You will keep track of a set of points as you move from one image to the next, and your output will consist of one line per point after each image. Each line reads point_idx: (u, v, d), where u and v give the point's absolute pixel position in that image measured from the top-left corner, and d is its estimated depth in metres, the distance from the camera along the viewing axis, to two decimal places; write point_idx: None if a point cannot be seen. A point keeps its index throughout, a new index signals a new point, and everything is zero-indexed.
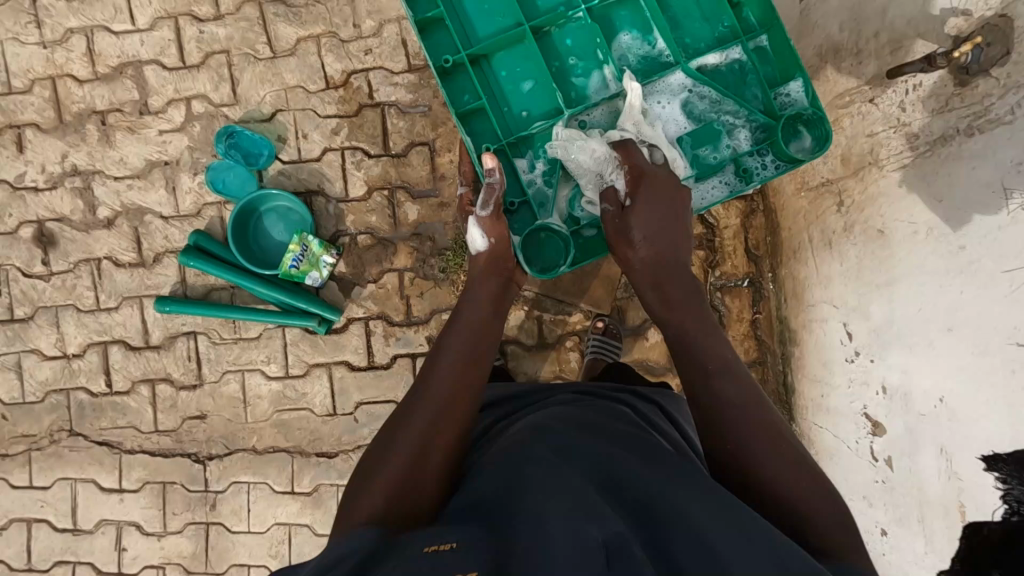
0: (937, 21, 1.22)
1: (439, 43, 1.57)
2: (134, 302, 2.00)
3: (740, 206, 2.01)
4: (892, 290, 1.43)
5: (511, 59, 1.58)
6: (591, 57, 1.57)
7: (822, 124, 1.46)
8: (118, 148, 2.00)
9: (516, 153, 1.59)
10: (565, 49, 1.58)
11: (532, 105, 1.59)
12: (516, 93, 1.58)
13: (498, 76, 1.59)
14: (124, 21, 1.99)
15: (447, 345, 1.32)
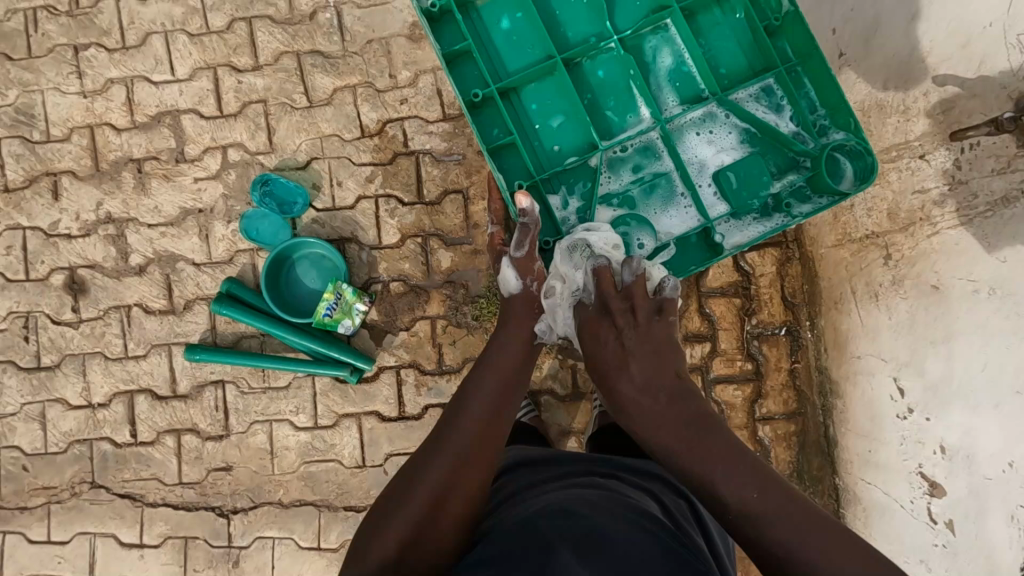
0: (994, 83, 1.34)
1: (467, 79, 1.55)
2: (163, 349, 1.98)
3: (776, 254, 1.90)
4: (952, 347, 1.45)
5: (540, 91, 1.57)
6: (626, 88, 1.57)
7: (864, 157, 1.41)
8: (153, 195, 2.00)
9: (550, 188, 1.57)
10: (596, 82, 1.58)
11: (564, 139, 1.57)
12: (546, 126, 1.57)
13: (528, 111, 1.57)
14: (164, 72, 2.02)
15: (477, 384, 1.29)
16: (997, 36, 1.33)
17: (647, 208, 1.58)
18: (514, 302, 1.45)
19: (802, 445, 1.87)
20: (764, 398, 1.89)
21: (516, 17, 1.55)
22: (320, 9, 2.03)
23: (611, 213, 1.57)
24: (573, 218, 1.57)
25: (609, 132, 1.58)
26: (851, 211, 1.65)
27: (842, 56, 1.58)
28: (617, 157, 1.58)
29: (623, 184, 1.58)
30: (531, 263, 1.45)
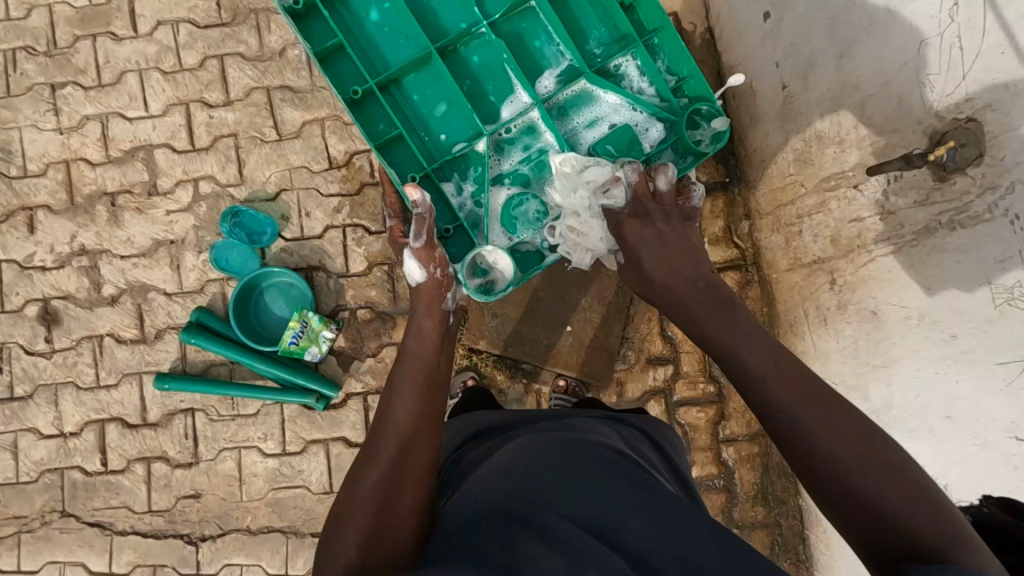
0: (913, 120, 1.27)
1: (347, 75, 1.60)
2: (134, 378, 2.01)
3: (736, 277, 2.05)
4: (890, 371, 1.43)
5: (420, 81, 1.62)
6: (500, 72, 1.63)
7: (719, 118, 1.61)
8: (125, 228, 2.05)
9: (438, 178, 1.64)
10: (474, 68, 1.64)
11: (450, 127, 1.64)
12: (432, 116, 1.63)
13: (412, 101, 1.63)
14: (138, 108, 2.08)
15: (404, 376, 1.30)
16: (911, 75, 1.26)
17: (537, 185, 1.67)
18: (420, 294, 1.48)
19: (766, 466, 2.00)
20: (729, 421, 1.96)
21: (386, 9, 1.59)
22: (289, 46, 2.10)
23: (501, 194, 1.66)
24: (468, 203, 1.66)
25: (491, 113, 1.64)
26: (800, 237, 1.73)
27: (785, 88, 1.69)
28: (501, 141, 1.65)
29: (511, 164, 1.66)
30: (431, 251, 1.50)
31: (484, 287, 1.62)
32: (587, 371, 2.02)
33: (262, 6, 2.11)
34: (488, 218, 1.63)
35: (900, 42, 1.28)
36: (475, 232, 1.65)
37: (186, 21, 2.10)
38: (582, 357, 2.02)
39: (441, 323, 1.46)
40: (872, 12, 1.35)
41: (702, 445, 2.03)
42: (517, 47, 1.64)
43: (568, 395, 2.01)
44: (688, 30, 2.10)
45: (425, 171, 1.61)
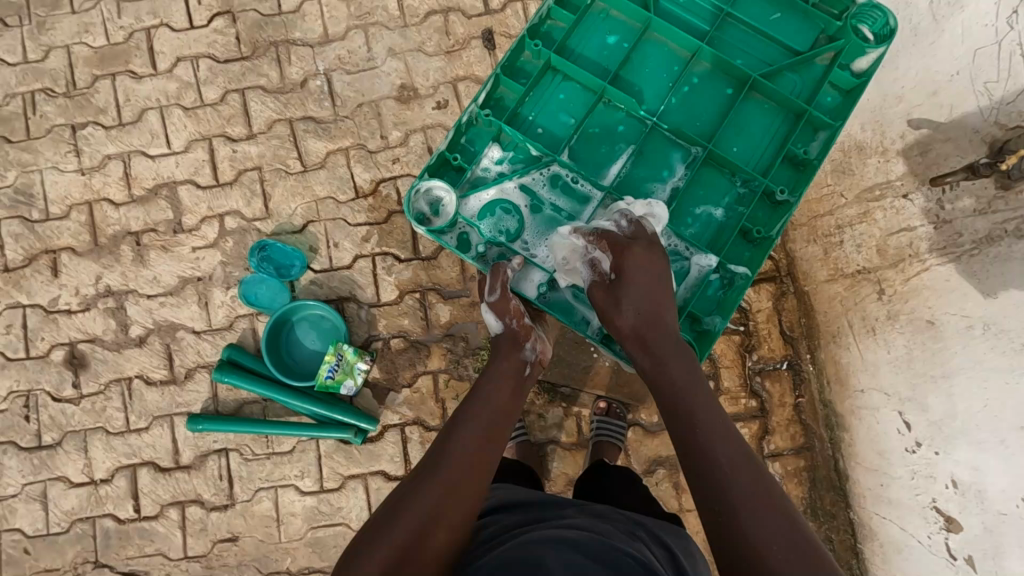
0: (967, 128, 1.59)
1: (547, 32, 1.71)
2: (165, 421, 1.97)
3: (771, 288, 1.85)
4: (949, 383, 1.59)
5: (571, 95, 1.70)
6: (611, 149, 1.68)
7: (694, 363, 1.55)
8: (151, 266, 2.02)
9: (499, 139, 1.69)
10: (612, 132, 1.68)
11: (548, 134, 1.69)
12: (549, 114, 1.70)
13: (554, 88, 1.70)
14: (160, 145, 2.07)
15: (472, 411, 1.30)
16: (964, 82, 1.59)
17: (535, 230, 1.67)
18: (496, 341, 1.54)
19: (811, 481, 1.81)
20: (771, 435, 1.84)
21: (621, 41, 1.70)
22: (310, 77, 2.10)
23: (513, 196, 1.68)
24: (491, 172, 1.70)
25: (581, 166, 1.68)
26: (840, 248, 1.74)
27: None
28: (554, 175, 1.67)
29: (548, 198, 1.67)
30: (507, 302, 1.56)
31: (422, 207, 1.69)
32: (627, 392, 1.99)
33: (282, 38, 2.11)
34: (487, 191, 1.67)
35: (949, 53, 1.61)
36: (465, 184, 1.69)
37: (205, 56, 2.10)
38: (622, 378, 1.99)
39: (511, 370, 1.44)
40: (915, 22, 1.65)
41: None
42: (644, 159, 1.66)
43: (610, 416, 1.95)
44: None
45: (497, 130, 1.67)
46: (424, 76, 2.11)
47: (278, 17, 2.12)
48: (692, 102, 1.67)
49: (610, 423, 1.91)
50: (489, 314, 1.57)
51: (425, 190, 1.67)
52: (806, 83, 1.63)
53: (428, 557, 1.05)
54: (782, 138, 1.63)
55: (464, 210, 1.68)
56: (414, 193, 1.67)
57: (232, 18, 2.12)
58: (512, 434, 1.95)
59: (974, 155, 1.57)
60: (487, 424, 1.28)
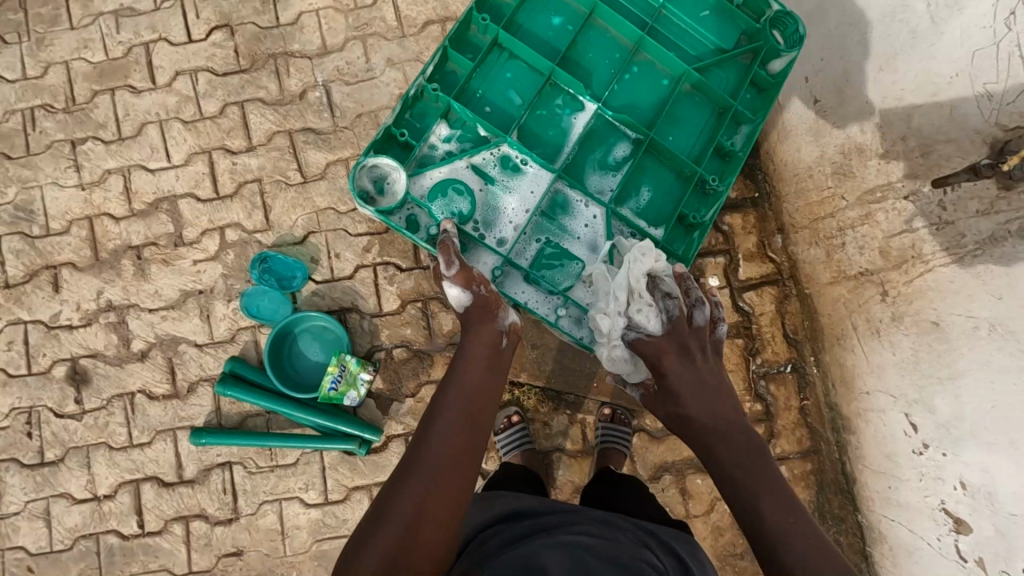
0: (968, 117, 1.47)
1: (500, 10, 1.81)
2: (168, 435, 1.96)
3: (774, 292, 2.05)
4: (957, 384, 1.52)
5: (519, 76, 1.80)
6: (560, 131, 1.80)
7: None
8: (153, 280, 2.02)
9: (446, 117, 1.77)
10: (559, 111, 1.80)
11: (496, 112, 1.80)
12: (499, 94, 1.80)
13: (502, 68, 1.80)
14: (160, 159, 2.07)
15: (452, 403, 1.27)
16: (964, 81, 1.47)
17: (483, 208, 1.77)
18: (468, 311, 1.52)
19: (819, 483, 1.98)
20: (778, 437, 2.01)
21: (561, 25, 1.82)
22: (309, 88, 2.11)
23: (461, 171, 1.76)
24: (439, 149, 1.78)
25: (527, 146, 1.79)
26: (843, 250, 1.80)
27: (818, 101, 1.86)
28: (502, 155, 1.77)
29: (499, 176, 1.77)
30: (467, 272, 1.54)
31: (371, 186, 1.74)
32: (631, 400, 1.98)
33: (280, 50, 2.12)
34: (437, 171, 1.75)
35: (950, 56, 1.50)
36: (412, 162, 1.76)
37: (204, 69, 2.10)
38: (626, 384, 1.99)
39: (487, 351, 1.42)
40: (914, 24, 1.57)
41: None
42: (588, 143, 1.80)
43: (614, 422, 1.93)
44: None
45: (445, 107, 1.75)
46: None
47: (275, 30, 2.13)
48: (634, 89, 1.81)
49: (615, 429, 1.90)
50: (451, 289, 1.53)
51: (373, 166, 1.72)
52: (731, 79, 1.82)
53: (422, 553, 1.05)
54: (714, 130, 1.80)
55: (413, 190, 1.75)
56: (359, 171, 1.71)
57: (230, 31, 2.12)
58: (516, 442, 1.91)
59: (976, 155, 1.46)
60: (465, 415, 1.26)
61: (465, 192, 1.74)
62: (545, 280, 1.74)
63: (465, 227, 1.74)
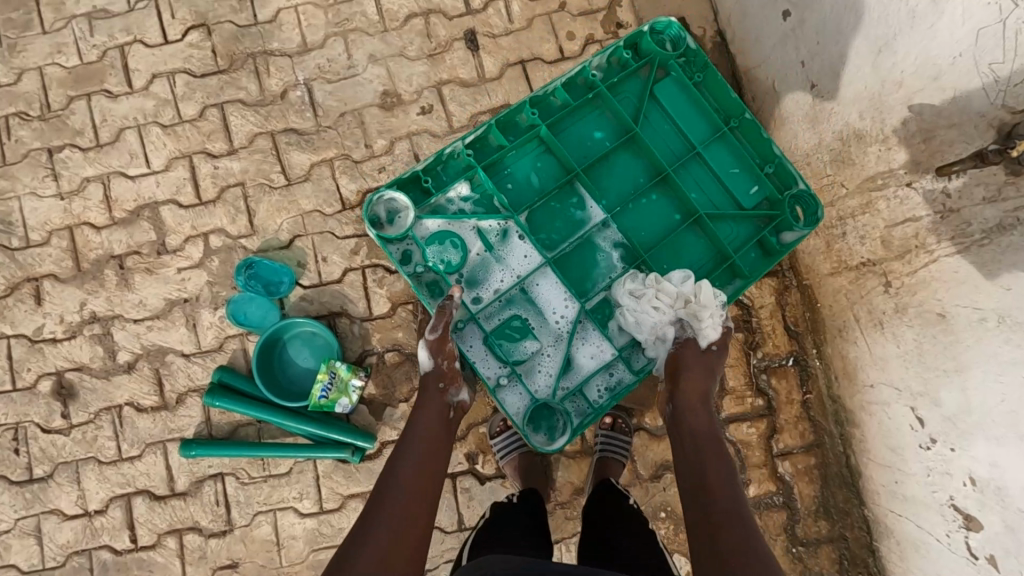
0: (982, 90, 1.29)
1: (552, 105, 1.86)
2: (158, 447, 1.92)
3: (773, 283, 1.99)
4: (964, 377, 1.44)
5: (545, 167, 1.84)
6: (560, 226, 1.81)
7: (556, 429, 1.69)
8: (137, 290, 1.97)
9: (471, 181, 1.79)
10: (568, 205, 1.82)
11: (514, 195, 1.82)
12: (522, 178, 1.83)
13: (535, 154, 1.84)
14: (140, 165, 2.01)
15: (412, 447, 1.41)
16: (968, 66, 1.30)
17: (467, 274, 1.78)
18: (426, 377, 1.60)
19: (823, 477, 1.95)
20: (780, 433, 1.97)
21: (601, 136, 1.86)
22: (290, 88, 2.05)
23: (462, 233, 1.79)
24: (456, 206, 1.81)
25: (533, 229, 1.81)
26: (843, 239, 1.75)
27: (815, 86, 1.72)
28: (504, 234, 1.79)
29: (493, 254, 1.78)
30: (445, 342, 1.62)
31: (387, 216, 1.79)
32: (631, 397, 1.95)
33: (259, 49, 2.06)
34: (446, 224, 1.78)
35: (951, 35, 1.31)
36: (427, 208, 1.79)
37: (182, 71, 2.05)
38: None
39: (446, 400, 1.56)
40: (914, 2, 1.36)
41: (756, 461, 1.96)
42: (587, 247, 1.81)
43: (614, 431, 1.87)
44: (698, 36, 2.11)
45: (474, 174, 1.77)
46: (407, 82, 2.06)
47: (254, 28, 2.07)
48: (643, 217, 1.83)
49: (614, 439, 1.84)
50: (422, 349, 1.62)
51: (392, 200, 1.78)
52: (740, 232, 1.82)
53: None
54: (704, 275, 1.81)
55: (418, 230, 1.78)
56: (378, 197, 1.77)
57: (208, 31, 2.06)
58: (511, 446, 1.87)
59: (982, 142, 1.32)
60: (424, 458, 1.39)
61: (460, 248, 1.77)
62: (500, 348, 1.75)
63: (447, 277, 1.77)
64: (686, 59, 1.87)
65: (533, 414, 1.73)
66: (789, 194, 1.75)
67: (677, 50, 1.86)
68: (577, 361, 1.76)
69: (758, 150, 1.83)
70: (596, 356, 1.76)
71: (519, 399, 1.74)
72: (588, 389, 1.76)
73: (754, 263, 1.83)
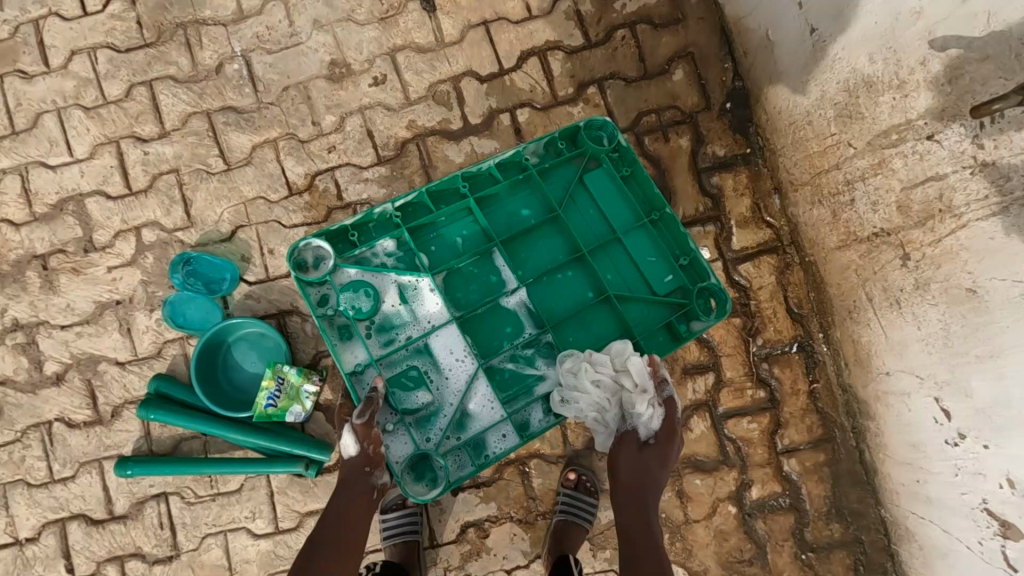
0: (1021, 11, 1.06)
1: (484, 179, 1.65)
2: (93, 467, 1.73)
3: (773, 261, 1.79)
4: (999, 362, 1.23)
5: (471, 232, 1.65)
6: (476, 291, 1.62)
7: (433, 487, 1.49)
8: (63, 293, 1.77)
9: (398, 236, 1.60)
10: (486, 273, 1.63)
11: (436, 257, 1.62)
12: (447, 241, 1.64)
13: (461, 224, 1.64)
14: (61, 153, 1.80)
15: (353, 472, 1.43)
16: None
17: (375, 324, 1.58)
18: (349, 465, 1.44)
19: (834, 476, 1.75)
20: (785, 428, 1.76)
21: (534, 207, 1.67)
22: (226, 61, 1.83)
23: (379, 285, 1.59)
24: (380, 257, 1.60)
25: (450, 287, 1.61)
26: (852, 207, 1.52)
27: (815, 31, 1.49)
28: (418, 290, 1.59)
29: (403, 310, 1.59)
30: (371, 429, 1.44)
31: (312, 261, 1.57)
32: None
33: (190, 19, 1.84)
34: (367, 274, 1.58)
35: None
36: (350, 255, 1.58)
37: (104, 46, 1.83)
38: None
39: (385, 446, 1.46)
40: None
41: (759, 460, 1.76)
42: (498, 318, 1.61)
43: (579, 490, 1.69)
44: None
45: (400, 233, 1.58)
46: (356, 49, 1.84)
47: None
48: (553, 296, 1.63)
49: (575, 499, 1.67)
50: (348, 435, 1.44)
51: (320, 246, 1.55)
52: (654, 317, 1.63)
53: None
54: None
55: (337, 274, 1.58)
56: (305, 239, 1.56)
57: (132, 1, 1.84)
58: None
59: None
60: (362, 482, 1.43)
61: (374, 298, 1.56)
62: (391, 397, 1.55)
63: (356, 325, 1.56)
64: (620, 153, 1.68)
65: (416, 465, 1.53)
66: (703, 286, 1.59)
67: (611, 141, 1.68)
68: (471, 407, 1.57)
69: (675, 237, 1.63)
70: (491, 418, 1.56)
71: (403, 448, 1.54)
72: (476, 449, 1.56)
73: (661, 345, 1.64)
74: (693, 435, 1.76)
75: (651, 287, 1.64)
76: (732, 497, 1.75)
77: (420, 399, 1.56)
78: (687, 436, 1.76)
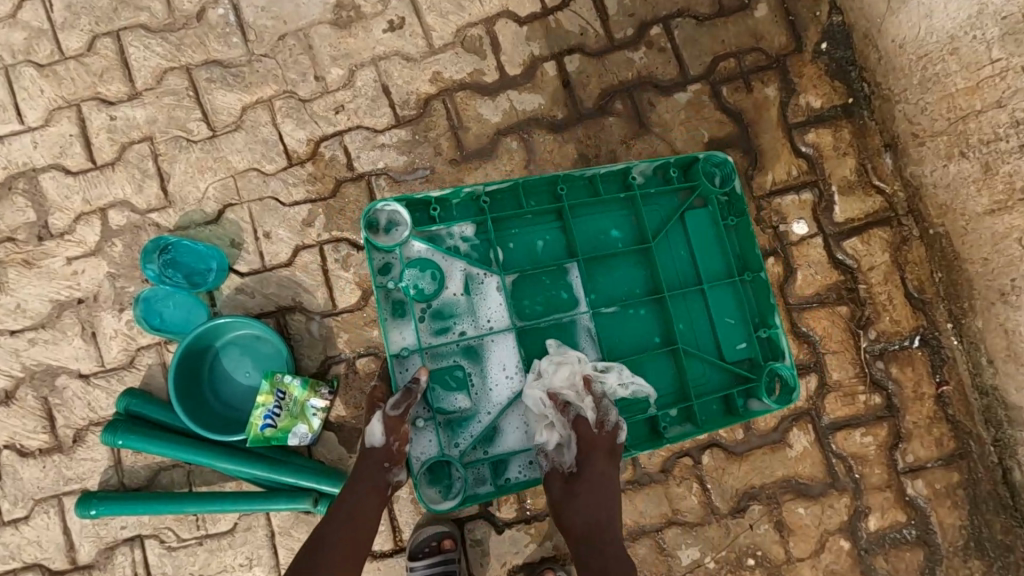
0: None
1: (581, 186, 1.31)
2: (51, 505, 1.39)
3: (886, 236, 1.45)
4: None
5: (550, 241, 1.30)
6: (535, 310, 1.28)
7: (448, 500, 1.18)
8: (12, 291, 1.44)
9: (481, 223, 1.27)
10: (554, 289, 1.29)
11: (508, 258, 1.28)
12: (519, 245, 1.29)
13: (542, 228, 1.30)
14: (9, 120, 1.47)
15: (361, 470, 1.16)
16: None
17: (434, 311, 1.25)
18: (367, 456, 1.16)
19: (971, 500, 1.41)
20: (908, 442, 1.42)
21: (620, 233, 1.33)
22: (209, 5, 1.50)
23: (449, 271, 1.26)
24: (455, 241, 1.27)
25: (519, 296, 1.28)
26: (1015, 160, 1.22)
27: None
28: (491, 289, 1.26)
29: (467, 304, 1.26)
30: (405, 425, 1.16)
31: (385, 223, 1.23)
32: None
33: None
34: (440, 258, 1.25)
35: None
36: (425, 229, 1.24)
37: None
38: None
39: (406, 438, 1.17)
40: None
41: (876, 482, 1.42)
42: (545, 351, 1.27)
43: None
44: None
45: (484, 222, 1.25)
46: None
47: None
48: (614, 333, 1.29)
49: None
50: (377, 420, 1.16)
51: (399, 212, 1.21)
52: (710, 383, 1.31)
53: None
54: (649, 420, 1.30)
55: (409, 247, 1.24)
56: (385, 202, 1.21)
57: None
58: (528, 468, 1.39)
59: None
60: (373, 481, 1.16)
61: (440, 283, 1.24)
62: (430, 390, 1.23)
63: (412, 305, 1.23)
64: (732, 195, 1.32)
65: (433, 469, 1.21)
66: (775, 365, 1.26)
67: (724, 182, 1.32)
68: (506, 421, 1.26)
69: (762, 304, 1.31)
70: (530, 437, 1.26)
71: (424, 446, 1.23)
72: (502, 469, 1.25)
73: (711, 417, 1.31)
74: (793, 453, 1.42)
75: (719, 351, 1.31)
76: (845, 529, 1.41)
77: (456, 400, 1.24)
78: (785, 453, 1.42)
